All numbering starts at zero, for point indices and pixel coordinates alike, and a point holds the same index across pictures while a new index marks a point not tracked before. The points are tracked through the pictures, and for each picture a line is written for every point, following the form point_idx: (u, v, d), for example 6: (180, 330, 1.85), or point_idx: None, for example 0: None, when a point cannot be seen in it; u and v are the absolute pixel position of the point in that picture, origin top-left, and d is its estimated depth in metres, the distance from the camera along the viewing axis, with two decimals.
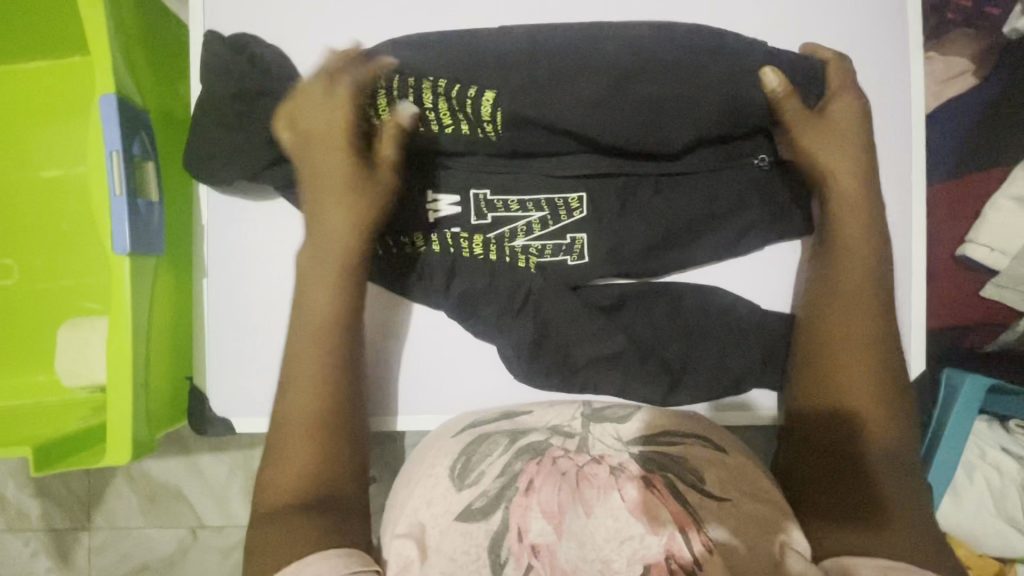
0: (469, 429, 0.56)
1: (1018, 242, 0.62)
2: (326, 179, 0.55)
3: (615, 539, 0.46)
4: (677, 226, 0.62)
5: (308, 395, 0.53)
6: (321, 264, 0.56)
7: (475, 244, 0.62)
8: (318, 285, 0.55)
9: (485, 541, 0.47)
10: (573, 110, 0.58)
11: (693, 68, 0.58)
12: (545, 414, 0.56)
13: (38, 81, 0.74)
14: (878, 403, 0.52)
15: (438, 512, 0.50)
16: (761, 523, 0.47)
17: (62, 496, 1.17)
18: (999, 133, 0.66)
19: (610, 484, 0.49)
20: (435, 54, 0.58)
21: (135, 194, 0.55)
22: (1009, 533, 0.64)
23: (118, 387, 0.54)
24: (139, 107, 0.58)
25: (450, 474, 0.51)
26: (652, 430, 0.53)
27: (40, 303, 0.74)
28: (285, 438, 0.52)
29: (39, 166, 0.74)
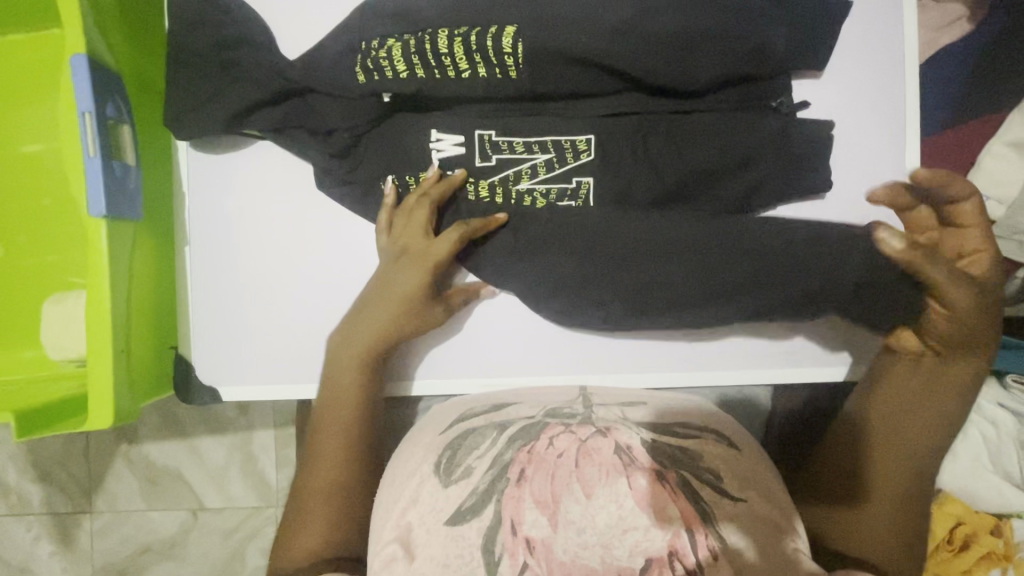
0: (456, 425, 0.55)
1: (1014, 190, 0.61)
2: (392, 287, 0.59)
3: (618, 527, 0.44)
4: (688, 176, 0.60)
5: (342, 417, 0.59)
6: (371, 313, 0.59)
7: (480, 188, 0.61)
8: (362, 340, 0.59)
9: (477, 541, 0.45)
10: (576, 28, 0.57)
11: (696, 9, 0.58)
12: (538, 405, 0.56)
13: (14, 52, 0.73)
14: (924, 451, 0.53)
15: (425, 511, 0.49)
16: (772, 524, 0.48)
17: (64, 481, 1.18)
18: (996, 78, 0.63)
19: (617, 468, 0.47)
20: (427, 2, 0.59)
21: (110, 157, 0.55)
22: (1005, 489, 0.63)
23: (97, 353, 0.54)
24: (112, 70, 0.57)
25: (435, 470, 0.51)
26: (665, 421, 0.53)
27: (24, 279, 0.74)
28: (320, 433, 0.59)
29: (17, 141, 0.73)
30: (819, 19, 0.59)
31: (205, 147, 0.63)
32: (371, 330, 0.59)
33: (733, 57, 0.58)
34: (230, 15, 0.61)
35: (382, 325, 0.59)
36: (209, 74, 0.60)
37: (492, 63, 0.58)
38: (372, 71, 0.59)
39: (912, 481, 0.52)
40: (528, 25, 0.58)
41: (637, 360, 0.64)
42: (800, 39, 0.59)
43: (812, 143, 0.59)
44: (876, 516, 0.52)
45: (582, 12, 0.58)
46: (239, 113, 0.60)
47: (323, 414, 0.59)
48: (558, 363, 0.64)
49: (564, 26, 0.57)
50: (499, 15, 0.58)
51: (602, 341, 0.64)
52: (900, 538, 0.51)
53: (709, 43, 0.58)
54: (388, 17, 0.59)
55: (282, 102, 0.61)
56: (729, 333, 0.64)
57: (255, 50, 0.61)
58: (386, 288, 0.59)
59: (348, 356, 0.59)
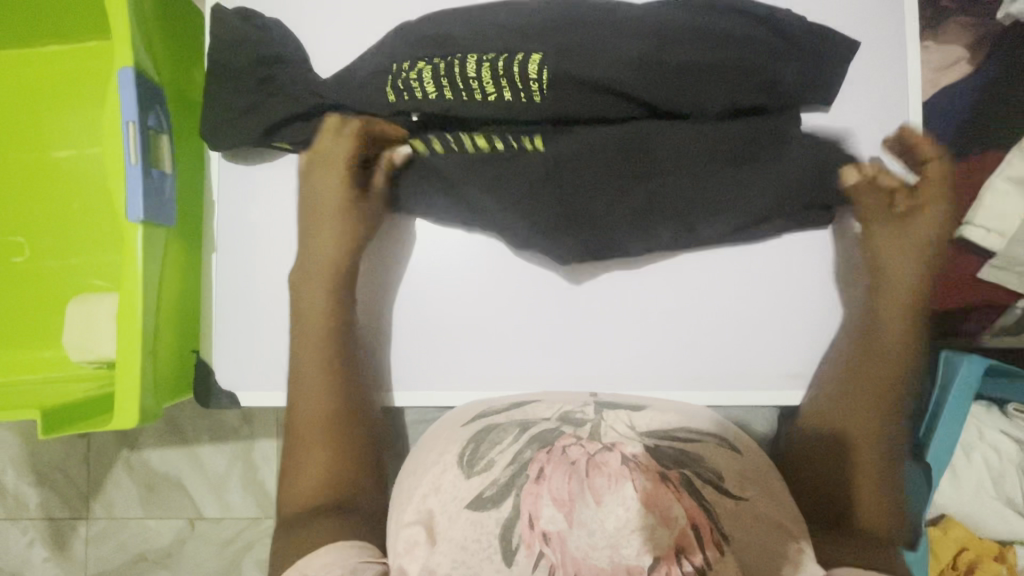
0: (480, 419, 0.57)
1: (1012, 224, 0.63)
2: (320, 200, 0.63)
3: (625, 529, 0.42)
4: (702, 197, 0.62)
5: (319, 349, 0.61)
6: (324, 228, 0.63)
7: (477, 142, 0.63)
8: (319, 257, 0.63)
9: (495, 531, 0.47)
10: (598, 56, 0.61)
11: (712, 42, 0.61)
12: (554, 406, 0.57)
13: (54, 64, 0.76)
14: (874, 407, 0.60)
15: (446, 499, 0.50)
16: (772, 525, 0.50)
17: (62, 485, 1.17)
18: (993, 116, 0.67)
19: (622, 473, 0.45)
20: (456, 28, 0.62)
21: (150, 165, 0.57)
22: (1008, 513, 0.65)
23: (127, 348, 0.56)
24: (155, 83, 0.59)
25: (459, 460, 0.52)
26: (671, 426, 0.54)
27: (49, 280, 0.75)
28: (302, 369, 0.61)
29: (53, 147, 0.76)
30: (826, 55, 0.63)
31: (237, 159, 0.66)
32: (322, 310, 0.62)
33: (745, 91, 0.61)
34: (267, 33, 0.64)
35: (331, 261, 0.63)
36: (244, 87, 0.63)
37: (517, 86, 0.61)
38: (402, 90, 0.61)
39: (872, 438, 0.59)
40: (553, 52, 0.61)
41: (648, 378, 0.64)
42: (810, 73, 0.62)
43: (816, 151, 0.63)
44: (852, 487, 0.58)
45: (605, 42, 0.61)
46: (272, 126, 0.63)
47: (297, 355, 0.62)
48: (569, 378, 0.64)
49: (587, 54, 0.61)
50: (526, 42, 0.61)
51: (613, 358, 0.65)
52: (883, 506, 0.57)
53: (725, 76, 0.61)
54: (419, 40, 0.63)
55: (314, 117, 0.64)
56: (740, 354, 0.65)
57: (288, 67, 0.64)
58: (319, 206, 0.63)
59: (311, 285, 0.63)
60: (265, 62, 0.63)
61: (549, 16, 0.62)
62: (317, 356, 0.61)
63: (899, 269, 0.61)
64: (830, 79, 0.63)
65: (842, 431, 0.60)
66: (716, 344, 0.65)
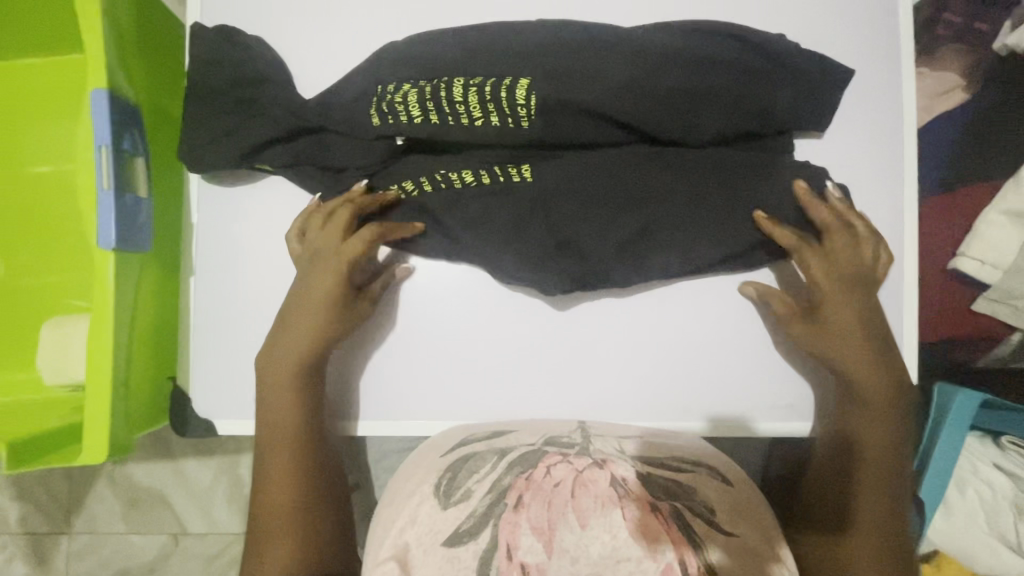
0: (458, 448, 0.54)
1: (1007, 257, 0.62)
2: (308, 299, 0.58)
3: (611, 556, 0.45)
4: (690, 224, 0.60)
5: (287, 412, 0.58)
6: (308, 313, 0.58)
7: (464, 175, 0.61)
8: (303, 332, 0.58)
9: (472, 564, 0.46)
10: (587, 81, 0.59)
11: (705, 67, 0.60)
12: (538, 432, 0.55)
13: (32, 78, 0.74)
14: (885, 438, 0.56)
15: (423, 531, 0.49)
16: (761, 561, 0.48)
17: (43, 499, 1.14)
18: (988, 144, 0.66)
19: (611, 499, 0.47)
20: (444, 51, 0.61)
21: (123, 189, 0.55)
22: (1003, 552, 0.63)
23: (96, 379, 0.54)
24: (131, 104, 0.58)
25: (434, 491, 0.51)
26: (659, 453, 0.53)
27: (24, 299, 0.73)
28: (267, 401, 0.58)
29: (30, 162, 0.74)
30: (823, 80, 0.61)
31: (216, 181, 0.64)
32: (279, 384, 0.58)
33: (734, 118, 0.60)
34: (252, 52, 0.63)
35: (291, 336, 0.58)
36: (225, 107, 0.62)
37: (505, 111, 0.59)
38: (386, 114, 0.60)
39: (879, 472, 0.56)
40: (543, 76, 0.59)
41: (638, 405, 0.63)
42: (805, 98, 0.61)
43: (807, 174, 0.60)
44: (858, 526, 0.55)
45: (595, 66, 0.60)
46: (253, 148, 0.61)
47: (263, 392, 0.58)
48: (556, 405, 0.63)
49: (576, 78, 0.59)
50: (515, 66, 0.60)
51: (602, 385, 0.63)
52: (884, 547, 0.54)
53: (716, 103, 0.60)
54: (405, 62, 0.61)
55: (297, 140, 0.62)
56: (731, 383, 0.63)
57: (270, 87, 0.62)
58: (304, 301, 0.58)
59: (284, 370, 0.58)
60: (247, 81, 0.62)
61: (539, 41, 0.61)
62: (287, 401, 0.58)
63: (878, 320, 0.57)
64: (824, 104, 0.62)
65: (853, 469, 0.56)
66: (708, 371, 0.63)
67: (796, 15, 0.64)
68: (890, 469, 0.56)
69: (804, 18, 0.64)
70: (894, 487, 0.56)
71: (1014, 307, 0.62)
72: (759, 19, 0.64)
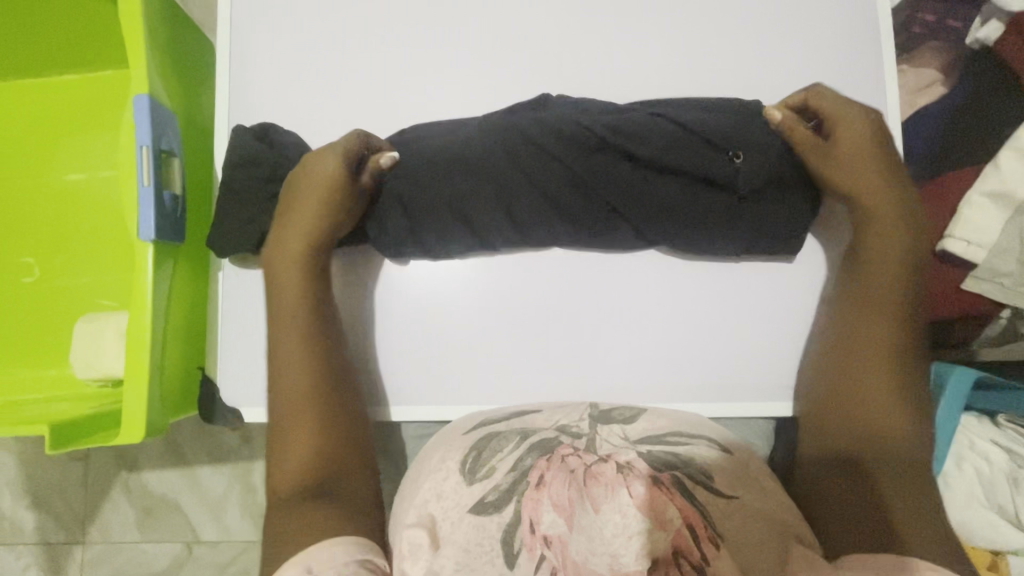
0: (480, 428, 0.57)
1: (992, 236, 0.64)
2: (309, 183, 0.60)
3: (624, 534, 0.45)
4: (706, 224, 0.61)
5: (303, 269, 0.60)
6: (306, 204, 0.60)
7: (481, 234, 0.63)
8: (302, 225, 0.60)
9: (498, 535, 0.48)
10: (588, 123, 0.61)
11: (698, 112, 0.62)
12: (552, 417, 0.58)
13: (70, 93, 0.79)
14: (889, 386, 0.55)
15: (449, 505, 0.51)
16: (767, 521, 0.49)
17: (59, 508, 1.16)
18: (967, 132, 0.69)
19: (618, 481, 0.48)
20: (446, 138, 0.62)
21: (161, 187, 0.59)
22: (999, 524, 0.66)
23: (136, 362, 0.57)
24: (168, 108, 0.62)
25: (460, 467, 0.53)
26: (659, 431, 0.55)
27: (56, 301, 0.77)
28: (281, 270, 0.60)
29: (65, 171, 0.78)
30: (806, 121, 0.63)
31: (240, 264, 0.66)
32: (298, 234, 0.60)
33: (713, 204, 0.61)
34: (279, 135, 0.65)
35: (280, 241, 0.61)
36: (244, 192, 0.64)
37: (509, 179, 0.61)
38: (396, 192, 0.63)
39: (881, 428, 0.53)
40: (547, 133, 0.61)
41: (648, 391, 0.64)
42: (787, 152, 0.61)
43: (782, 244, 0.62)
44: (885, 498, 0.49)
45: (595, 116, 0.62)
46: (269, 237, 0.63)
47: (283, 234, 0.61)
48: (567, 391, 0.64)
49: (558, 176, 0.61)
50: (519, 132, 0.61)
51: (610, 369, 0.65)
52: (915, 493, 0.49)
53: (700, 191, 0.61)
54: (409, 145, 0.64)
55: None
56: (731, 363, 0.65)
57: (279, 138, 0.65)
58: (303, 186, 0.61)
59: (304, 207, 0.60)
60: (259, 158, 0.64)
61: (520, 128, 0.62)
62: (298, 265, 0.60)
63: (880, 202, 0.59)
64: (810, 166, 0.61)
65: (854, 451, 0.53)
66: (709, 352, 0.65)
67: (786, 16, 0.67)
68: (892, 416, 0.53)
69: (792, 18, 0.67)
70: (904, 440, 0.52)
71: (1000, 284, 0.65)
72: (750, 20, 0.67)
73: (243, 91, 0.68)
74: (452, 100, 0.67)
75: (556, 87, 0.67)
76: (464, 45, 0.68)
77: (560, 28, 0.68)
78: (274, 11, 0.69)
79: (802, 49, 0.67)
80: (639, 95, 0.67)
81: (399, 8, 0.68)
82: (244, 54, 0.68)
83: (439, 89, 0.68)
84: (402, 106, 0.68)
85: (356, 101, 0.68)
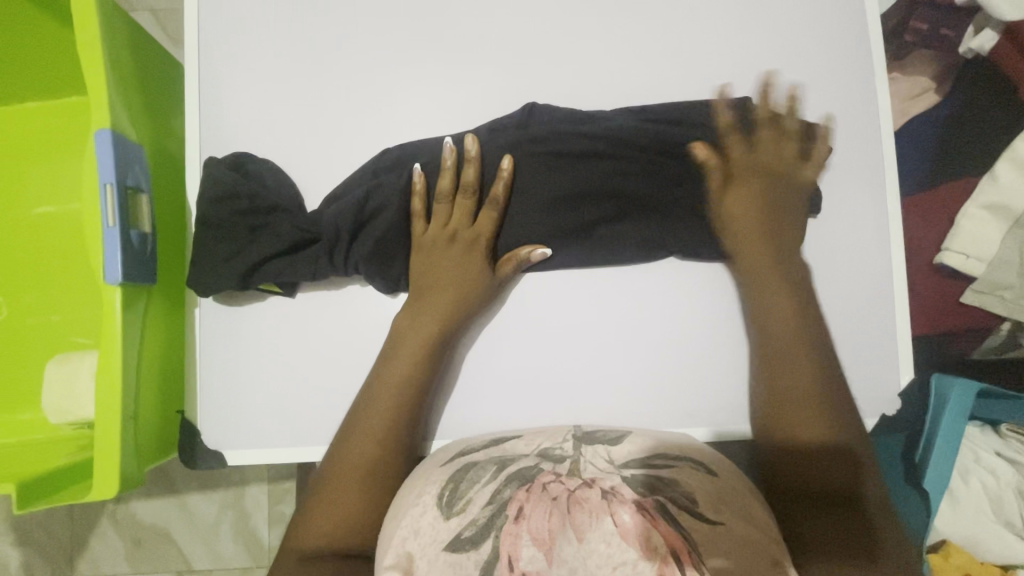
0: (457, 459, 0.53)
1: (991, 248, 0.64)
2: (457, 237, 0.60)
3: (609, 565, 0.43)
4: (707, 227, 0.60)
5: (415, 340, 0.58)
6: (466, 264, 0.59)
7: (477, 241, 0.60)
8: (447, 289, 0.59)
9: (475, 571, 0.45)
10: (580, 128, 0.61)
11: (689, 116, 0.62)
12: (533, 442, 0.54)
13: (35, 121, 0.76)
14: (804, 388, 0.55)
15: (426, 541, 0.47)
16: (754, 548, 0.45)
17: (45, 544, 1.12)
18: (960, 144, 0.69)
19: (601, 508, 0.45)
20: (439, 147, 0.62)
21: (128, 225, 0.56)
22: (1009, 538, 0.65)
23: (107, 411, 0.55)
24: (133, 141, 0.59)
25: (437, 501, 0.49)
26: (646, 452, 0.51)
27: (27, 340, 0.74)
28: (394, 347, 0.58)
29: (31, 205, 0.75)
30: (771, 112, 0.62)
31: (225, 301, 0.63)
32: (439, 302, 0.59)
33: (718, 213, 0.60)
34: (258, 164, 0.63)
35: (454, 285, 0.59)
36: (217, 221, 0.61)
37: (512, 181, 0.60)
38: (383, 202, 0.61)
39: (806, 432, 0.53)
40: (541, 137, 0.61)
41: (647, 414, 0.62)
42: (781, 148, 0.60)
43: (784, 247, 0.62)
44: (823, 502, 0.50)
45: (586, 123, 0.62)
46: (253, 265, 0.60)
47: (425, 299, 0.59)
48: (562, 413, 0.62)
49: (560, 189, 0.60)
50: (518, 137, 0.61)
51: (605, 391, 0.62)
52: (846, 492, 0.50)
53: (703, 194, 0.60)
54: (391, 165, 0.63)
55: (305, 251, 0.61)
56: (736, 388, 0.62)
57: (254, 168, 0.63)
58: (450, 239, 0.60)
59: (452, 270, 0.59)
60: (229, 185, 0.61)
61: (506, 147, 0.61)
62: (412, 343, 0.58)
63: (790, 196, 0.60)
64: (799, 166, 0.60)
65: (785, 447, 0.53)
66: (709, 375, 0.62)
67: (774, 25, 0.65)
68: (818, 424, 0.53)
69: (781, 27, 0.65)
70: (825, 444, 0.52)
71: (1000, 297, 0.64)
72: (738, 31, 0.65)
73: (214, 114, 0.65)
74: (434, 117, 0.65)
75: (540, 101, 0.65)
76: (443, 63, 0.65)
77: (543, 43, 0.65)
78: (244, 32, 0.66)
79: (793, 59, 0.65)
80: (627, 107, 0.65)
81: (376, 23, 0.66)
82: (215, 76, 0.65)
83: (421, 107, 0.65)
84: (381, 129, 0.65)
85: (334, 125, 0.65)
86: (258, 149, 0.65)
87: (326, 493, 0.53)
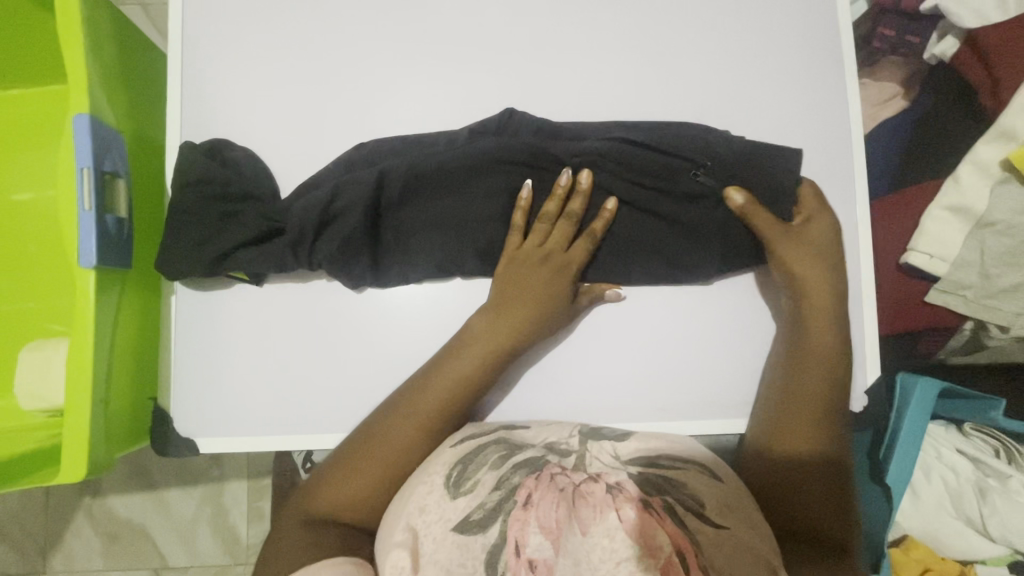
0: (469, 440, 0.54)
1: (953, 248, 0.65)
2: (541, 249, 0.59)
3: (612, 559, 0.43)
4: (676, 230, 0.60)
5: (486, 347, 0.57)
6: (542, 279, 0.59)
7: (444, 236, 0.60)
8: (525, 299, 0.59)
9: (481, 555, 0.45)
10: (542, 132, 0.63)
11: (656, 125, 0.63)
12: (541, 433, 0.56)
13: (16, 107, 0.76)
14: (825, 402, 0.56)
15: (432, 520, 0.47)
16: (754, 555, 0.45)
17: (18, 538, 1.10)
18: (927, 147, 0.71)
19: (606, 502, 0.46)
20: (407, 143, 0.64)
21: (104, 209, 0.56)
22: (970, 535, 0.66)
23: (77, 393, 0.55)
24: (111, 126, 0.59)
25: (446, 481, 0.50)
26: (652, 453, 0.52)
27: (2, 326, 0.73)
28: (462, 346, 0.58)
29: (8, 190, 0.75)
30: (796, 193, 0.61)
31: (195, 284, 0.63)
32: (519, 310, 0.58)
33: (685, 215, 0.60)
34: (232, 154, 0.63)
35: (533, 297, 0.59)
36: (193, 210, 0.61)
37: (475, 176, 0.60)
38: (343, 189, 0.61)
39: (806, 440, 0.55)
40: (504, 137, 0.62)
41: (617, 407, 0.63)
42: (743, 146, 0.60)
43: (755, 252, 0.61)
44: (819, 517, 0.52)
45: (550, 127, 0.63)
46: (221, 254, 0.60)
47: (503, 301, 0.59)
48: (534, 405, 0.63)
49: (536, 194, 0.61)
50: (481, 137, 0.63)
51: (575, 383, 0.63)
52: (835, 507, 0.52)
53: (673, 198, 0.60)
54: (367, 157, 0.63)
55: (275, 238, 0.61)
56: (707, 384, 0.63)
57: (231, 156, 0.63)
58: (536, 253, 0.59)
59: (529, 282, 0.59)
60: (198, 174, 0.61)
61: (488, 148, 0.60)
62: (478, 347, 0.57)
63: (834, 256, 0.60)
64: (772, 169, 0.60)
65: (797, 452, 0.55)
66: (678, 368, 0.63)
67: (747, 26, 0.67)
68: (817, 437, 0.55)
69: (754, 30, 0.67)
70: (816, 456, 0.54)
71: (963, 297, 0.66)
72: (712, 31, 0.67)
73: (196, 103, 0.65)
74: (413, 112, 0.66)
75: (517, 97, 0.66)
76: (423, 57, 0.66)
77: (522, 38, 0.67)
78: (228, 22, 0.66)
79: (765, 60, 0.67)
80: (603, 105, 0.66)
81: (357, 18, 0.67)
82: (197, 65, 0.66)
83: (400, 100, 0.66)
84: (361, 121, 0.66)
85: (314, 115, 0.66)
86: (238, 139, 0.65)
87: (343, 463, 0.54)
